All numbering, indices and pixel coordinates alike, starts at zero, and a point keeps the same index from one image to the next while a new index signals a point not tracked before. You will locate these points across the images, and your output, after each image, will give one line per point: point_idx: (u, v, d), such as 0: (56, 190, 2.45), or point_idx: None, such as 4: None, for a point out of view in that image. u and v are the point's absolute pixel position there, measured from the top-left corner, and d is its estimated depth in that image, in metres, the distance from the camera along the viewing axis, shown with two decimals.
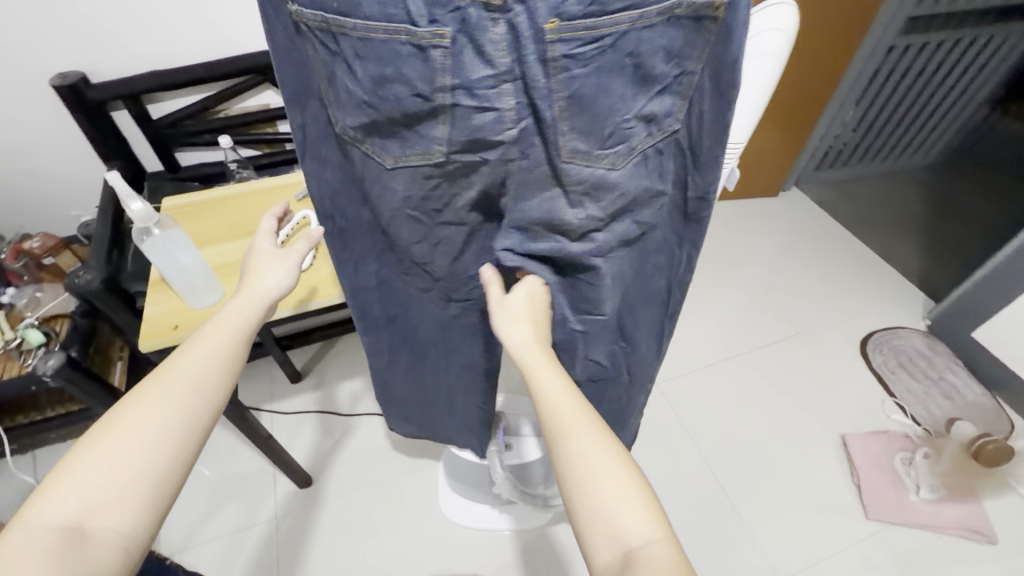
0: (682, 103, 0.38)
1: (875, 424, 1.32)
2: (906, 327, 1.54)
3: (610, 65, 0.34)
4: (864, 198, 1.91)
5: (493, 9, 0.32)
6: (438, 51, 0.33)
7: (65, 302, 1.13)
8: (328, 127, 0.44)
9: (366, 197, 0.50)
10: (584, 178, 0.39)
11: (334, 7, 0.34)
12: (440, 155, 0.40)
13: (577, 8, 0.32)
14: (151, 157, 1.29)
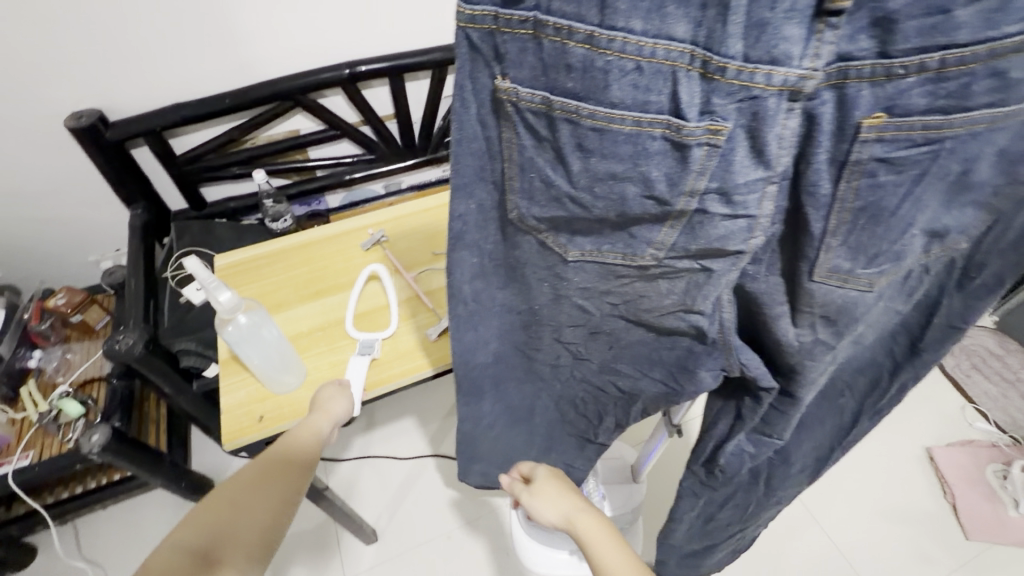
0: (983, 218, 0.33)
1: (959, 434, 1.26)
2: (973, 325, 1.47)
3: (935, 174, 0.28)
4: None
5: (796, 98, 0.25)
6: (703, 149, 0.27)
7: (98, 364, 1.04)
8: (496, 213, 0.39)
9: (512, 281, 0.45)
10: (831, 301, 0.32)
11: (568, 86, 0.29)
12: (649, 259, 0.34)
13: (920, 101, 0.26)
14: (173, 195, 1.19)
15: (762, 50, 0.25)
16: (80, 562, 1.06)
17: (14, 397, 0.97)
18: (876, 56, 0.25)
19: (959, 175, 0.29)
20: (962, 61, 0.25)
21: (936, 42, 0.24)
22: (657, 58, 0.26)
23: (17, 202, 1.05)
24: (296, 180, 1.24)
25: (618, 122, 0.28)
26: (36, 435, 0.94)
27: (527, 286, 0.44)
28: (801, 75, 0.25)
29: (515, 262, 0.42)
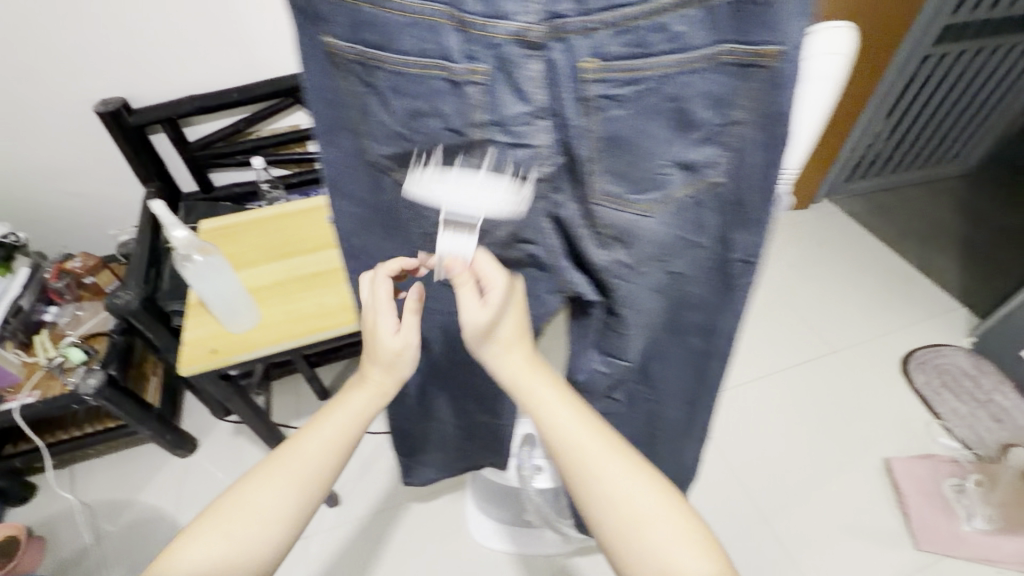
0: (722, 154, 0.47)
1: (920, 448, 1.26)
2: (948, 344, 1.48)
3: (647, 110, 0.44)
4: (894, 212, 1.91)
5: (531, 48, 0.42)
6: (472, 85, 0.43)
7: (104, 320, 1.16)
8: (361, 159, 0.51)
9: (395, 224, 0.56)
10: (616, 219, 0.49)
11: (372, 41, 0.42)
12: (470, 182, 0.48)
13: (615, 52, 0.41)
14: (185, 177, 1.32)
15: (495, 10, 0.40)
16: (71, 502, 1.17)
17: (29, 344, 1.10)
18: (575, 14, 0.40)
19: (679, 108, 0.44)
20: (637, 19, 0.40)
21: (605, 8, 0.40)
22: (426, 17, 0.40)
23: (48, 174, 1.20)
24: (295, 171, 1.35)
25: (416, 67, 0.42)
26: (41, 377, 1.07)
27: (405, 227, 0.55)
28: (523, 27, 0.40)
29: (391, 205, 0.54)
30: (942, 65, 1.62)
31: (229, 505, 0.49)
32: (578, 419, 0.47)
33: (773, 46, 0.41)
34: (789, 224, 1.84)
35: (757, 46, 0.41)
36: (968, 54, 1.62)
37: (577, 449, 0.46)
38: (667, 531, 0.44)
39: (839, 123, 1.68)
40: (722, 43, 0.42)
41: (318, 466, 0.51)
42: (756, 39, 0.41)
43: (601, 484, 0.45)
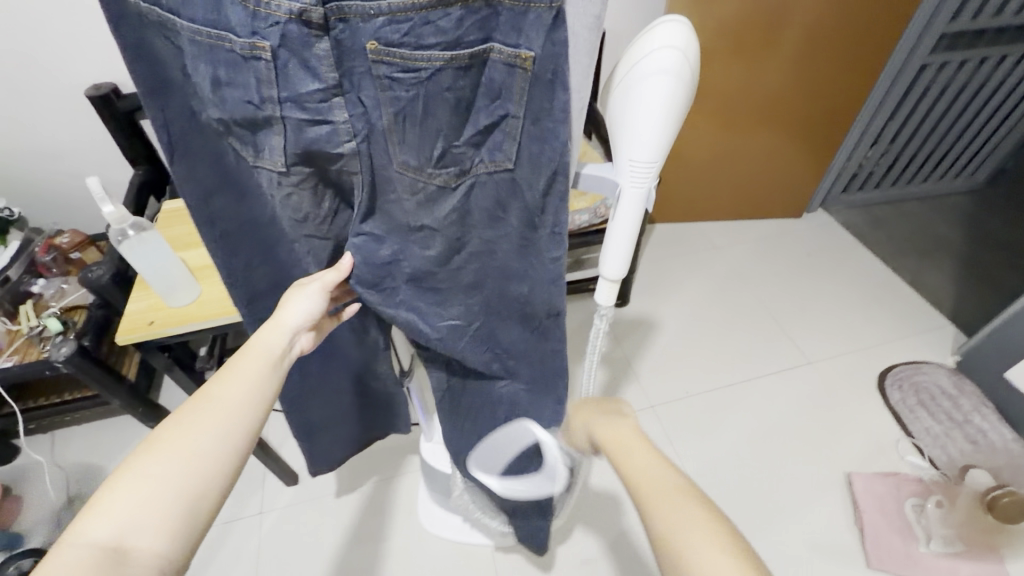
0: (513, 143, 0.47)
1: (885, 464, 1.23)
2: (930, 362, 1.43)
3: (435, 92, 0.43)
4: (893, 223, 1.86)
5: (313, 29, 0.40)
6: (260, 61, 0.41)
7: (86, 294, 1.21)
8: (195, 122, 0.52)
9: (240, 188, 0.59)
10: (417, 188, 0.50)
11: (168, 7, 0.42)
12: (281, 163, 0.49)
13: (393, 37, 0.40)
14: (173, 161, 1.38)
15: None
16: (48, 467, 1.23)
17: (13, 313, 1.17)
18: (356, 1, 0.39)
19: (453, 100, 0.44)
20: (403, 9, 0.39)
21: None
22: None
23: (40, 154, 1.26)
24: None
25: (206, 37, 0.42)
26: (22, 344, 1.13)
27: (253, 190, 0.59)
28: (301, 9, 0.39)
29: (237, 168, 0.57)
30: (940, 74, 1.57)
31: (128, 479, 0.42)
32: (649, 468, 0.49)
33: (531, 52, 0.41)
34: (777, 232, 1.81)
35: (518, 49, 0.41)
36: (970, 64, 1.56)
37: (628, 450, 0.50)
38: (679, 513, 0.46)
39: (831, 132, 1.63)
40: (492, 40, 0.42)
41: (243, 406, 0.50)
42: (519, 42, 0.41)
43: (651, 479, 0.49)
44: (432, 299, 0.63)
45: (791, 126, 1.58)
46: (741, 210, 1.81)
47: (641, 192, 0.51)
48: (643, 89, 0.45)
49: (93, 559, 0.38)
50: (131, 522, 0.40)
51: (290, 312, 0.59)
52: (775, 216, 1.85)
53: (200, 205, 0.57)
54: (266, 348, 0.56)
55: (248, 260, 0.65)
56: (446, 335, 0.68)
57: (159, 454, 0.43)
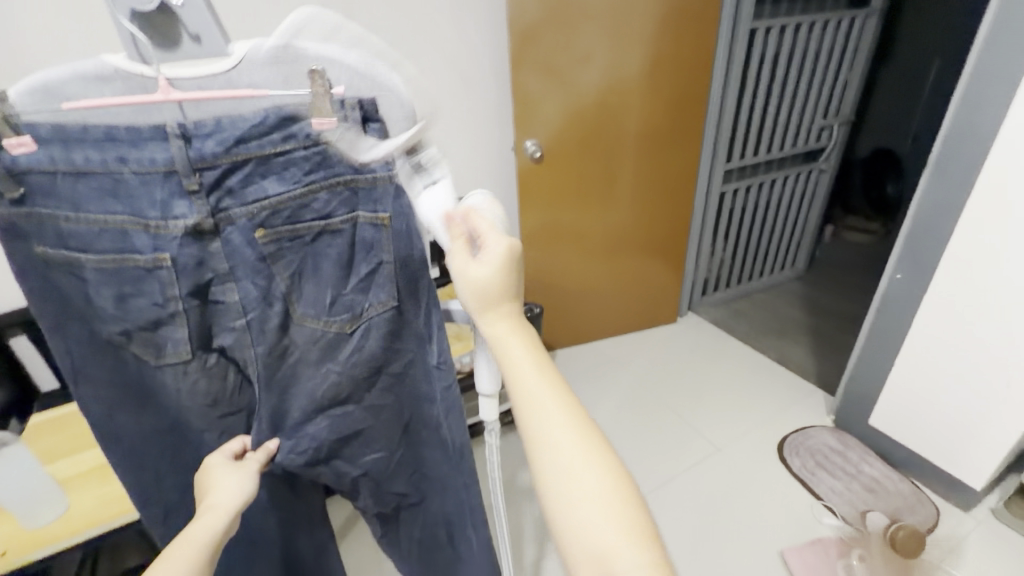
0: (393, 282, 0.51)
1: (810, 533, 1.29)
2: (815, 426, 1.60)
3: (320, 252, 0.48)
4: (751, 312, 2.19)
5: (208, 233, 0.45)
6: (162, 270, 0.45)
7: None
8: (95, 344, 0.50)
9: (148, 403, 0.55)
10: (316, 338, 0.52)
11: (73, 246, 0.44)
12: (188, 352, 0.49)
13: (277, 222, 0.46)
14: (46, 375, 1.30)
15: (168, 213, 0.43)
16: None
17: None
18: (244, 206, 0.45)
19: (338, 257, 0.49)
20: (281, 200, 0.45)
21: (262, 200, 0.45)
22: (110, 224, 0.43)
23: None
24: None
25: (112, 263, 0.44)
26: None
27: (159, 401, 0.55)
28: (195, 221, 0.44)
29: (141, 383, 0.53)
30: (737, 197, 2.03)
31: None
32: (558, 405, 0.42)
33: (388, 213, 0.48)
34: (660, 337, 2.04)
35: (378, 213, 0.48)
36: (755, 187, 2.04)
37: (548, 433, 0.42)
38: (624, 539, 0.39)
39: (676, 244, 1.96)
40: (359, 211, 0.48)
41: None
42: (379, 207, 0.48)
43: (568, 504, 0.40)
44: (353, 446, 0.62)
45: (645, 249, 1.90)
46: (623, 321, 2.02)
47: None
48: None
49: None
50: None
51: (219, 492, 0.53)
52: (655, 322, 2.09)
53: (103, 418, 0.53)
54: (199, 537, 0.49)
55: (158, 471, 0.59)
56: (374, 473, 0.65)
57: None
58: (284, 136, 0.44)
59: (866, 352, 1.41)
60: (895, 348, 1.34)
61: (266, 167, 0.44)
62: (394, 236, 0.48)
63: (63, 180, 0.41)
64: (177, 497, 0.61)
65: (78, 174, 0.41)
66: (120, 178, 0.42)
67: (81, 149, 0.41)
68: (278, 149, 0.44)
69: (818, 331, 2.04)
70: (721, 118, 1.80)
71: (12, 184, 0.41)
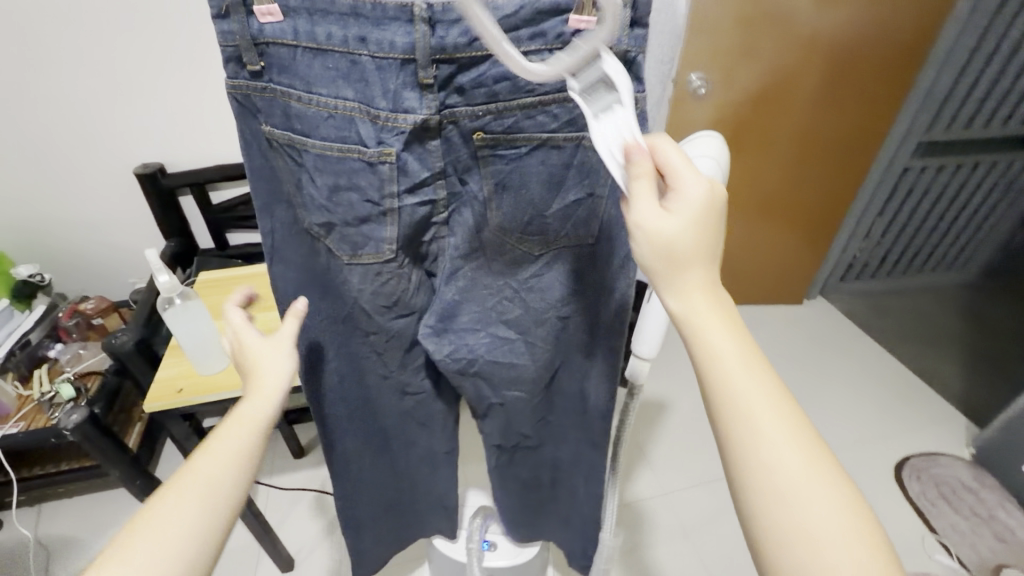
0: (594, 212, 0.49)
1: (915, 564, 1.18)
2: (947, 454, 1.42)
3: (531, 170, 0.46)
4: (894, 311, 1.93)
5: (430, 130, 0.42)
6: (385, 166, 0.42)
7: (101, 361, 1.21)
8: (296, 226, 0.51)
9: (329, 294, 0.57)
10: (507, 250, 0.52)
11: (298, 127, 0.42)
12: (388, 252, 0.48)
13: (496, 128, 0.43)
14: (204, 235, 1.44)
15: (399, 105, 0.40)
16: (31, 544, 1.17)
17: (28, 376, 1.18)
18: (468, 104, 0.42)
19: (548, 177, 0.46)
20: (509, 107, 0.42)
21: (491, 100, 0.42)
22: (340, 109, 0.40)
23: (81, 226, 1.33)
24: None
25: (333, 152, 0.42)
26: (31, 409, 1.13)
27: (341, 294, 0.56)
28: (422, 118, 0.41)
29: (326, 273, 0.55)
30: (923, 175, 1.70)
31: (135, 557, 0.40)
32: (749, 375, 0.40)
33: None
34: (780, 317, 1.86)
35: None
36: (950, 168, 1.70)
37: (739, 402, 0.39)
38: (836, 525, 0.36)
39: (830, 218, 1.72)
40: (584, 130, 0.45)
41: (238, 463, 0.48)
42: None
43: (763, 476, 0.38)
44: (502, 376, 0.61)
45: (793, 219, 1.69)
46: (744, 293, 1.86)
47: None
48: None
49: None
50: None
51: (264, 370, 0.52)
52: (779, 300, 1.90)
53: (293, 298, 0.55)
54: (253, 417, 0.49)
55: (320, 355, 0.63)
56: (511, 406, 0.65)
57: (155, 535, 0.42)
58: (533, 32, 0.41)
59: None
60: None
61: (505, 65, 0.41)
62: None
63: (299, 56, 0.39)
64: (333, 382, 0.65)
65: (317, 50, 0.39)
66: (357, 61, 0.39)
67: (325, 23, 0.38)
68: (521, 48, 0.41)
69: (976, 350, 1.76)
70: (940, 75, 1.47)
71: (253, 54, 0.39)
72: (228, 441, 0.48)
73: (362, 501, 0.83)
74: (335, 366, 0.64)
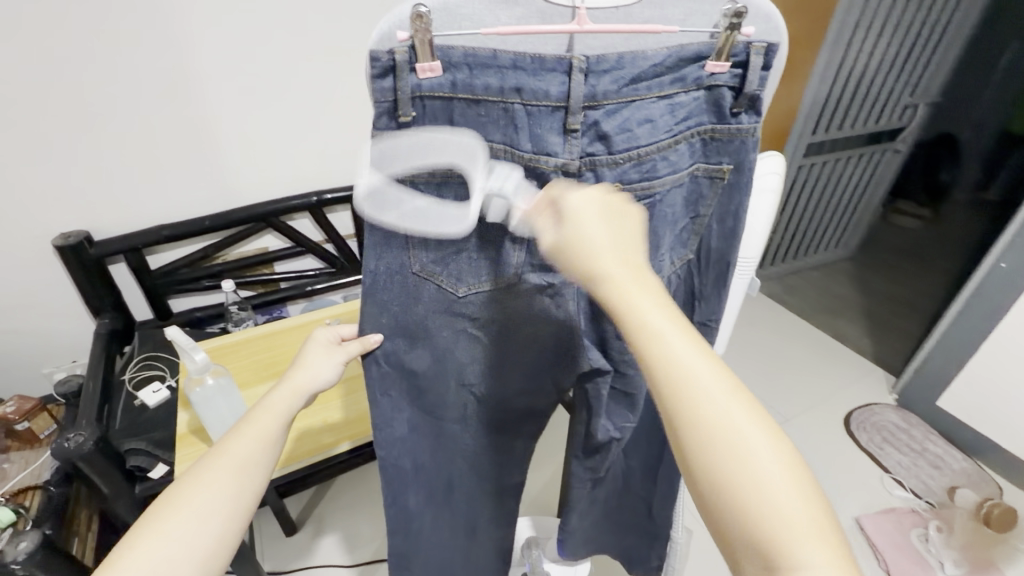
0: (695, 238, 0.57)
1: (880, 503, 1.36)
2: (878, 403, 1.65)
3: (659, 213, 0.51)
4: (805, 289, 2.23)
5: (571, 174, 0.47)
6: (525, 198, 0.48)
7: (36, 472, 1.01)
8: (400, 274, 0.53)
9: (422, 339, 0.58)
10: None
11: (440, 169, 0.48)
12: (512, 274, 0.54)
13: (634, 177, 0.48)
14: (142, 306, 1.28)
15: (542, 148, 0.46)
16: None
17: None
18: (606, 151, 0.47)
19: (671, 217, 0.52)
20: (648, 154, 0.48)
21: (632, 147, 0.47)
22: (487, 151, 0.47)
23: None
24: (261, 292, 1.35)
25: (475, 181, 0.48)
26: None
27: (431, 339, 0.58)
28: (567, 163, 0.47)
29: (421, 321, 0.56)
30: (812, 171, 2.00)
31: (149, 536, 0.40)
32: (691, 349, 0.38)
33: (730, 165, 0.52)
34: None
35: (721, 165, 0.52)
36: (830, 163, 2.01)
37: (678, 383, 0.37)
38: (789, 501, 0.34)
39: None
40: (698, 164, 0.52)
41: (253, 466, 0.47)
42: (720, 159, 0.52)
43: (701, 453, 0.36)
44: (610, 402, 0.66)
45: None
46: None
47: (744, 280, 0.62)
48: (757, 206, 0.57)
49: None
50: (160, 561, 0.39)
51: (308, 367, 0.56)
52: None
53: (399, 336, 0.57)
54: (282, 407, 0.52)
55: (398, 400, 0.62)
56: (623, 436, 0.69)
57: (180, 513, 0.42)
58: (675, 78, 0.47)
59: (947, 336, 1.45)
60: (977, 336, 1.38)
61: (648, 111, 0.47)
62: (726, 187, 0.53)
63: (454, 103, 0.45)
64: (402, 433, 0.63)
65: (471, 100, 0.45)
66: (509, 107, 0.45)
67: (484, 77, 0.44)
68: (662, 93, 0.47)
69: (875, 310, 2.06)
70: (816, 83, 1.77)
71: (407, 106, 0.44)
72: (262, 425, 0.50)
73: (419, 562, 0.79)
74: (404, 412, 0.63)
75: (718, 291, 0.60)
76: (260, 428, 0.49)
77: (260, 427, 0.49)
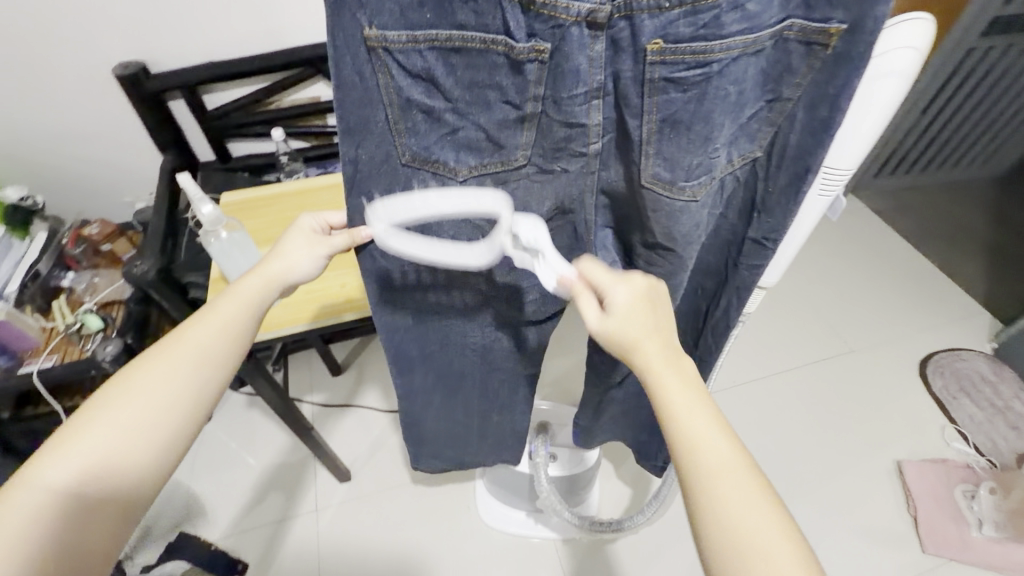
0: (769, 130, 0.46)
1: (932, 452, 1.27)
2: (968, 349, 1.45)
3: (715, 93, 0.40)
4: (919, 208, 1.86)
5: (595, 28, 0.38)
6: (534, 63, 0.40)
7: (120, 288, 1.13)
8: (387, 163, 0.47)
9: (416, 236, 0.53)
10: (659, 205, 0.46)
11: (427, 19, 0.39)
12: (519, 159, 0.47)
13: (683, 34, 0.38)
14: (205, 147, 1.30)
15: None
16: None
17: (47, 310, 1.09)
18: None
19: (734, 95, 0.41)
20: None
21: None
22: None
23: (65, 140, 1.18)
24: (313, 144, 1.32)
25: (471, 40, 0.40)
26: (60, 342, 1.04)
27: (431, 232, 0.53)
28: (592, 10, 0.37)
29: None
30: (985, 57, 1.55)
31: (89, 425, 0.43)
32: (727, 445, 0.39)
33: (844, 24, 0.38)
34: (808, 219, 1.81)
35: (830, 23, 0.38)
36: (1015, 48, 1.53)
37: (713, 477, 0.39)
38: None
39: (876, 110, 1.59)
40: (793, 19, 0.39)
41: (207, 360, 0.48)
42: (831, 16, 0.38)
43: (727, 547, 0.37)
44: None
45: None
46: None
47: (828, 199, 0.48)
48: (868, 89, 0.41)
49: (52, 497, 0.41)
50: (95, 456, 0.42)
51: (283, 255, 0.53)
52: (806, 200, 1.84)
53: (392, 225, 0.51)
54: (247, 296, 0.51)
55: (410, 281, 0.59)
56: None
57: (119, 405, 0.44)
58: None
59: None
60: None
61: None
62: (831, 59, 0.40)
63: None
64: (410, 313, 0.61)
65: None
66: None
67: None
68: None
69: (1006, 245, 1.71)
70: None
71: None
72: (222, 313, 0.49)
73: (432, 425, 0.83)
74: (410, 302, 0.60)
75: (788, 205, 0.48)
76: (219, 318, 0.49)
77: (222, 316, 0.49)
